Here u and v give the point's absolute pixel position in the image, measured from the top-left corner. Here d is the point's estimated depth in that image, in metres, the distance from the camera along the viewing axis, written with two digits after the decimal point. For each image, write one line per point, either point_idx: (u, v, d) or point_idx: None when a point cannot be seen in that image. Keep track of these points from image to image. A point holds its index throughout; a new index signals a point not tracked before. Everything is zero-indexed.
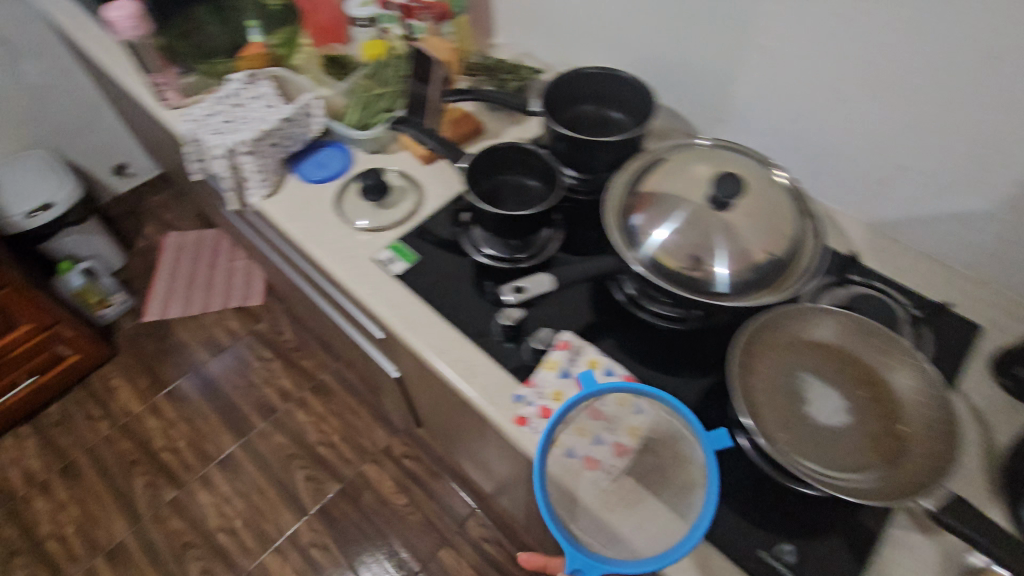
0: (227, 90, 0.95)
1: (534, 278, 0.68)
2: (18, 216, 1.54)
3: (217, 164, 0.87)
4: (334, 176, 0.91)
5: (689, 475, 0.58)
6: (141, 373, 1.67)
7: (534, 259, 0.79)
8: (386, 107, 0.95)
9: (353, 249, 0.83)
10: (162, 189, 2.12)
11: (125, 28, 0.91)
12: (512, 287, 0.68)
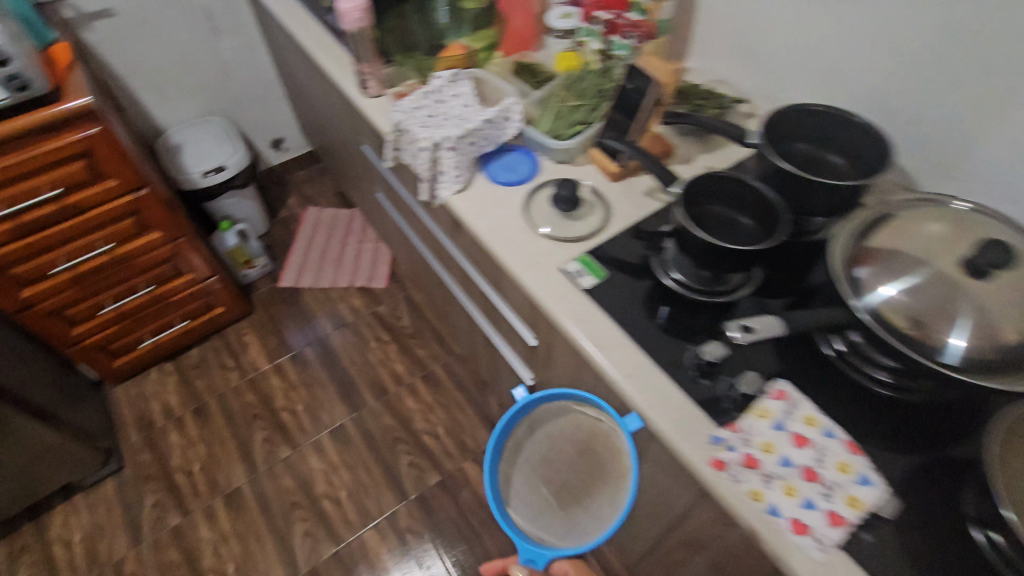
0: (431, 85, 0.98)
1: (764, 320, 0.61)
2: (195, 173, 1.70)
3: (420, 155, 0.90)
4: (523, 182, 0.92)
5: (612, 466, 0.83)
6: (271, 333, 1.79)
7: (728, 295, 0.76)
8: (581, 119, 0.94)
9: (539, 255, 0.83)
10: (307, 166, 2.26)
11: (352, 18, 0.96)
12: (739, 323, 0.60)
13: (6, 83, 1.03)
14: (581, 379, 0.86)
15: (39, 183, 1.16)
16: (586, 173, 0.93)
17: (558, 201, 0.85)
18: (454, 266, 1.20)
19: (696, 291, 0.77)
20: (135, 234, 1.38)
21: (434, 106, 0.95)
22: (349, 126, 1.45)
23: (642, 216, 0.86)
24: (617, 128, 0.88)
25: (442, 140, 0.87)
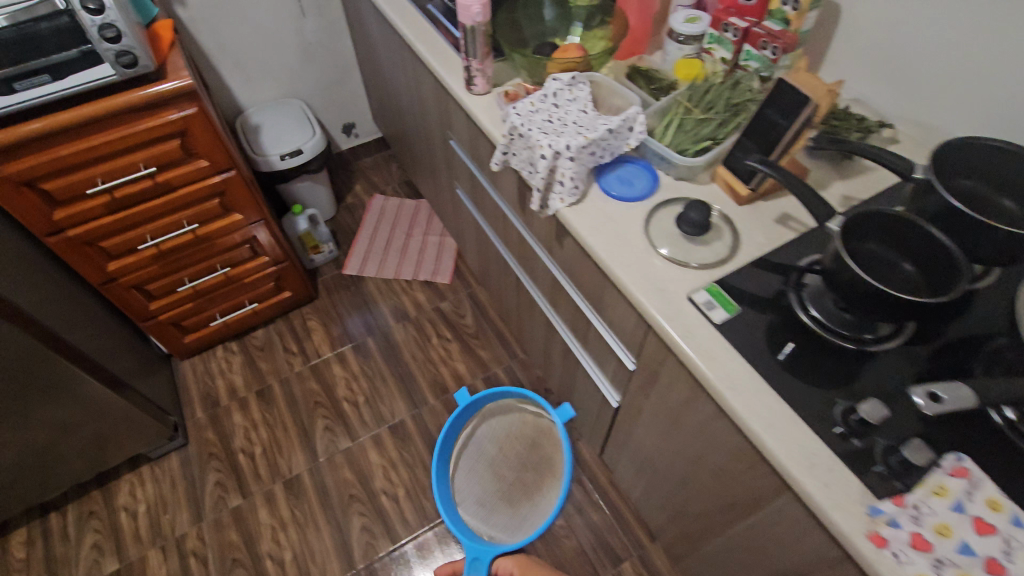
0: (548, 86, 0.92)
1: (953, 388, 0.58)
2: (274, 156, 1.70)
3: (536, 162, 0.84)
4: (642, 199, 0.86)
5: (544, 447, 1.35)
6: (335, 321, 1.78)
7: (881, 343, 0.69)
8: (710, 135, 0.87)
9: (663, 281, 0.78)
10: (375, 153, 2.24)
11: (472, 14, 0.91)
12: (926, 391, 0.57)
13: (116, 59, 1.02)
14: (693, 415, 0.81)
15: (136, 159, 1.16)
16: (711, 193, 0.87)
17: (686, 224, 0.79)
18: (543, 276, 1.15)
19: (844, 336, 0.69)
20: (218, 214, 1.37)
21: (552, 110, 0.89)
22: (435, 120, 1.41)
23: (775, 246, 0.80)
24: (754, 148, 0.81)
25: (565, 149, 0.81)
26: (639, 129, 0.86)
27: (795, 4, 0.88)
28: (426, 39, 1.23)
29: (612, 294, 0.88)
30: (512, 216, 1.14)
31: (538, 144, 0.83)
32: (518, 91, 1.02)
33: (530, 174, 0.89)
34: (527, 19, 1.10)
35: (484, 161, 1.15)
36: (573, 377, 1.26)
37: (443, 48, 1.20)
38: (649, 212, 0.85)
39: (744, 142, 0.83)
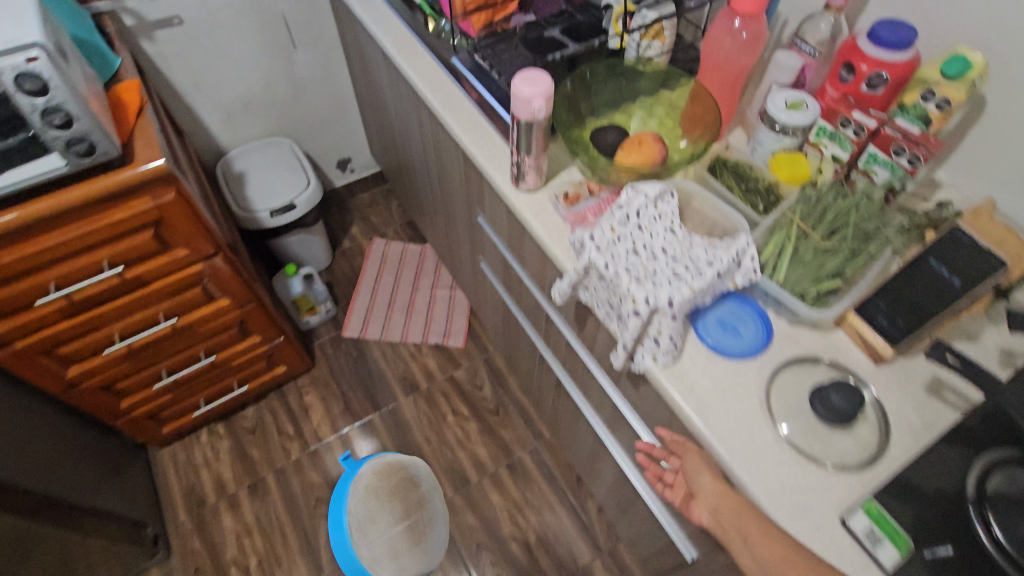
0: (627, 201, 0.73)
1: None
2: (262, 213, 1.47)
3: (625, 315, 0.66)
4: (754, 356, 0.68)
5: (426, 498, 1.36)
6: (335, 395, 1.58)
7: None
8: (834, 270, 0.69)
9: (800, 488, 0.60)
10: (374, 188, 2.01)
11: (534, 108, 0.71)
12: None
13: (66, 149, 0.80)
14: None
15: (98, 259, 0.94)
16: (839, 347, 0.69)
17: (822, 407, 0.62)
18: (599, 396, 0.97)
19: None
20: (201, 302, 1.15)
21: (637, 236, 0.70)
22: (456, 187, 1.21)
23: (935, 433, 0.63)
24: (907, 304, 0.64)
25: (668, 306, 0.63)
26: (753, 268, 0.68)
27: (942, 102, 0.70)
28: (451, 104, 1.02)
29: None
30: (563, 326, 0.95)
31: (631, 296, 0.64)
32: (581, 192, 0.83)
33: (611, 319, 0.70)
34: (583, 91, 0.89)
35: (529, 261, 0.95)
36: (626, 499, 1.09)
37: (475, 117, 0.99)
38: (766, 377, 0.67)
39: (889, 292, 0.65)
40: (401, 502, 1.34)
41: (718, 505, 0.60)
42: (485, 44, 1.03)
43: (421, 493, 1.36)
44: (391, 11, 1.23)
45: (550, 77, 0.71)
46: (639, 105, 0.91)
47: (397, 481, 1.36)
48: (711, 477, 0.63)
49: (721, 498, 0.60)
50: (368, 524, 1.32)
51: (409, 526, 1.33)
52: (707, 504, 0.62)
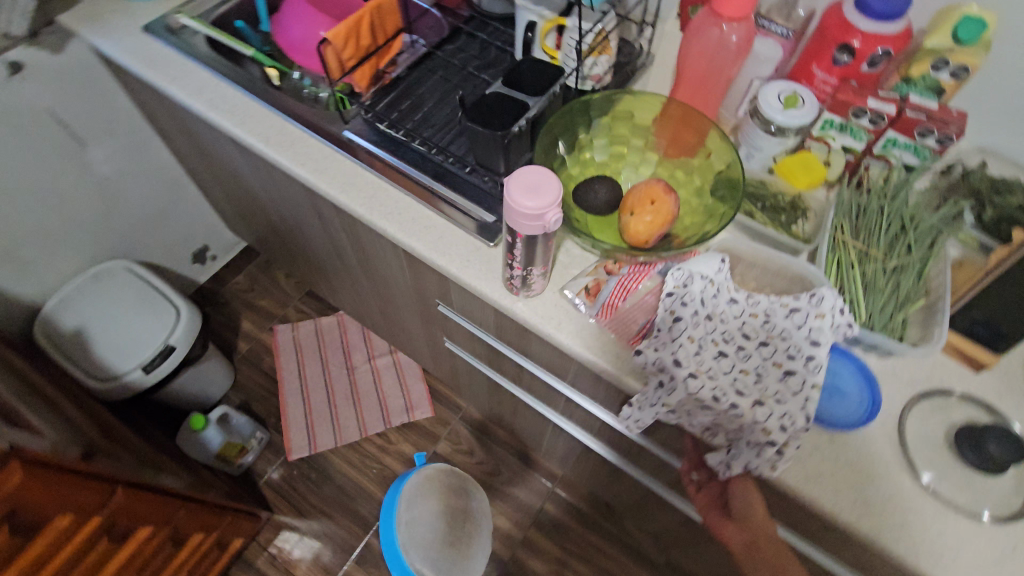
0: (683, 289, 0.58)
1: None
2: (133, 372, 1.11)
3: (753, 443, 0.54)
4: (873, 416, 0.60)
5: (469, 514, 1.31)
6: (312, 534, 1.32)
7: None
8: (909, 286, 0.63)
9: (988, 560, 0.55)
10: (247, 267, 1.64)
11: (547, 222, 0.52)
12: None
13: None
14: None
15: None
16: (937, 366, 0.63)
17: (977, 454, 0.57)
18: (658, 466, 0.86)
19: None
20: (127, 539, 0.83)
21: (713, 333, 0.57)
22: (391, 274, 0.96)
23: None
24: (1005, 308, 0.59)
25: (807, 425, 0.52)
26: (846, 323, 0.58)
27: (959, 71, 0.64)
28: (375, 200, 0.75)
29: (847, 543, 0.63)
30: (599, 411, 0.81)
31: (762, 427, 0.53)
32: (598, 277, 0.67)
33: (717, 439, 0.58)
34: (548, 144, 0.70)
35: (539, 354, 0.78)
36: (694, 534, 1.03)
37: (417, 209, 0.74)
38: (891, 431, 0.61)
39: (984, 302, 0.60)
40: (449, 503, 1.30)
41: (755, 539, 0.59)
42: (381, 106, 0.78)
43: (468, 505, 1.32)
44: (212, 74, 0.86)
45: (554, 175, 0.52)
46: (605, 137, 0.75)
47: (452, 481, 1.33)
48: (755, 511, 0.60)
49: (761, 534, 0.58)
50: (416, 511, 1.27)
51: (451, 528, 1.28)
52: (742, 532, 0.61)
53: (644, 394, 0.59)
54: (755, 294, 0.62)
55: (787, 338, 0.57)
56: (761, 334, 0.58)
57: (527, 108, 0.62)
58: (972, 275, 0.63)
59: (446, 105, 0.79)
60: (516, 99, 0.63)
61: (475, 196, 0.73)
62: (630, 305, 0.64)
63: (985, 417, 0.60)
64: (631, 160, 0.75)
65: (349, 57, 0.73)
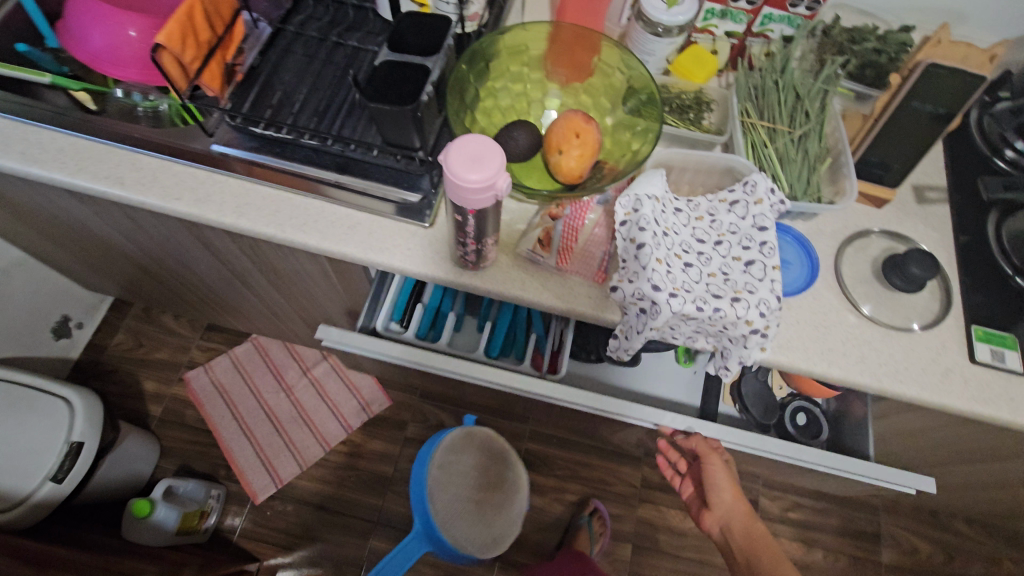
0: (635, 214, 0.58)
1: None
2: (43, 485, 0.95)
3: (737, 336, 0.58)
4: (817, 274, 0.65)
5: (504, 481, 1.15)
6: (309, 562, 1.26)
7: None
8: (818, 149, 0.69)
9: (937, 361, 0.63)
10: (124, 323, 1.43)
11: (498, 189, 0.49)
12: None
13: None
14: (953, 430, 0.76)
15: None
16: (850, 214, 0.71)
17: (899, 277, 0.64)
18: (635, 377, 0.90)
19: None
20: None
21: (675, 247, 0.59)
22: (311, 284, 0.88)
23: (950, 234, 0.71)
24: (894, 145, 0.66)
25: (779, 304, 0.57)
26: (780, 200, 0.62)
27: None
28: (280, 214, 0.67)
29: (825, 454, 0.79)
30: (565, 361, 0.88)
31: (745, 320, 0.56)
32: (545, 225, 0.65)
33: (700, 344, 0.61)
34: (454, 104, 0.65)
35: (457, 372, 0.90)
36: None
37: (332, 210, 0.68)
38: (831, 279, 0.67)
39: (877, 146, 0.67)
40: (486, 464, 1.15)
41: (731, 522, 0.79)
42: (246, 106, 0.68)
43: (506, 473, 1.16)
44: (5, 118, 0.68)
45: (493, 141, 0.48)
46: (504, 79, 0.72)
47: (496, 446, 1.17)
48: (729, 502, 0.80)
49: (735, 518, 0.79)
50: (449, 465, 1.12)
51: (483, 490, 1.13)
52: (718, 519, 0.81)
53: (627, 324, 0.61)
54: (693, 199, 0.64)
55: (736, 230, 0.61)
56: (713, 234, 0.61)
57: (429, 71, 0.56)
58: (862, 125, 0.70)
59: (323, 86, 0.70)
60: (412, 63, 0.57)
61: (389, 177, 0.67)
62: (583, 243, 0.65)
63: (900, 247, 0.69)
64: (537, 96, 0.73)
65: (192, 58, 0.61)
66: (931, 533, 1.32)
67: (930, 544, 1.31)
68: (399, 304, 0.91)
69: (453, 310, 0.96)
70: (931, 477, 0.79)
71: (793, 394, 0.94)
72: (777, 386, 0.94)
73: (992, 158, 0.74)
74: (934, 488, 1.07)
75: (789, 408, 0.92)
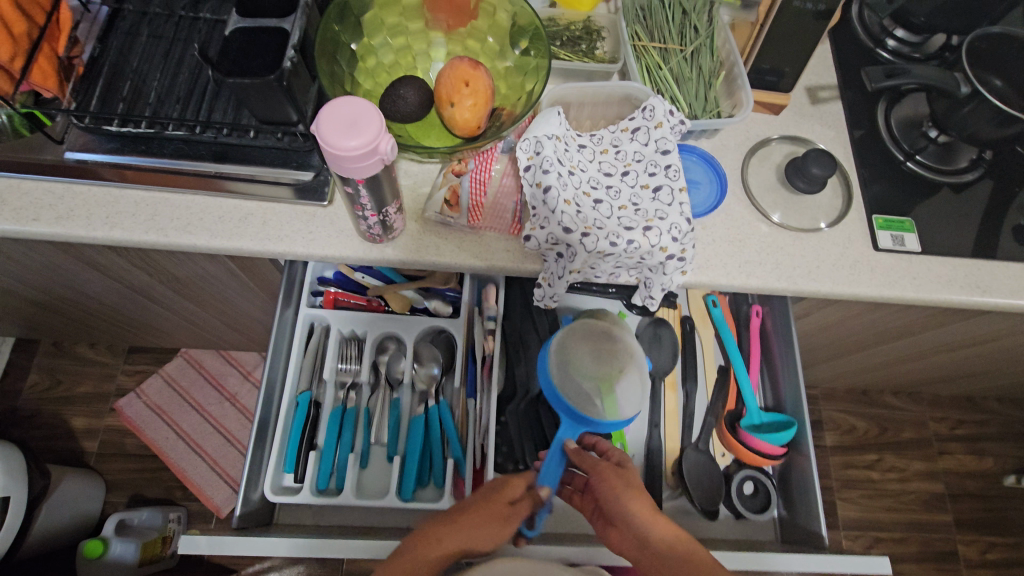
0: (537, 157, 0.56)
1: None
2: None
3: (656, 265, 0.58)
4: (725, 189, 0.66)
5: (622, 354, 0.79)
6: (288, 563, 1.24)
7: (972, 164, 0.72)
8: (710, 63, 0.69)
9: (846, 255, 0.65)
10: (36, 363, 1.32)
11: (383, 153, 0.45)
12: None
13: None
14: (870, 317, 0.81)
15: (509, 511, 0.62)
16: (750, 125, 0.71)
17: (802, 179, 0.66)
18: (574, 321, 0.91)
19: (938, 172, 0.71)
20: None
21: (582, 185, 0.57)
22: (221, 286, 0.82)
23: (845, 129, 0.73)
24: (781, 49, 0.66)
25: (691, 226, 0.57)
26: (680, 121, 0.61)
27: None
28: (157, 218, 0.61)
29: (791, 557, 0.67)
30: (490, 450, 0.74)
31: (660, 248, 0.56)
32: (450, 184, 0.62)
33: (624, 278, 0.62)
34: (326, 68, 0.60)
35: (352, 523, 0.78)
36: None
37: (218, 203, 0.63)
38: (740, 193, 0.68)
39: (767, 52, 0.67)
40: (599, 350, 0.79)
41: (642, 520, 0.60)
42: (95, 104, 0.60)
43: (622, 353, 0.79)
44: None
45: (368, 102, 0.44)
46: (382, 33, 0.67)
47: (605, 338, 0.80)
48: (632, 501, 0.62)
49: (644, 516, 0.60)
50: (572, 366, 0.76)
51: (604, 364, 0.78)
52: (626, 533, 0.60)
53: (548, 272, 0.60)
54: (595, 133, 0.62)
55: (641, 159, 0.60)
56: (619, 166, 0.60)
57: (290, 35, 0.51)
58: (750, 33, 0.68)
59: (180, 68, 0.63)
60: (267, 27, 0.52)
61: (275, 158, 0.61)
62: (493, 196, 0.63)
63: (800, 149, 0.70)
64: (422, 48, 0.68)
65: (10, 57, 0.54)
66: (866, 411, 1.44)
67: (866, 420, 1.43)
68: (290, 455, 0.75)
69: (355, 448, 0.79)
70: (886, 556, 0.67)
71: (739, 463, 0.85)
72: (720, 454, 0.85)
73: (876, 50, 0.77)
74: (863, 368, 1.15)
75: (735, 479, 0.82)
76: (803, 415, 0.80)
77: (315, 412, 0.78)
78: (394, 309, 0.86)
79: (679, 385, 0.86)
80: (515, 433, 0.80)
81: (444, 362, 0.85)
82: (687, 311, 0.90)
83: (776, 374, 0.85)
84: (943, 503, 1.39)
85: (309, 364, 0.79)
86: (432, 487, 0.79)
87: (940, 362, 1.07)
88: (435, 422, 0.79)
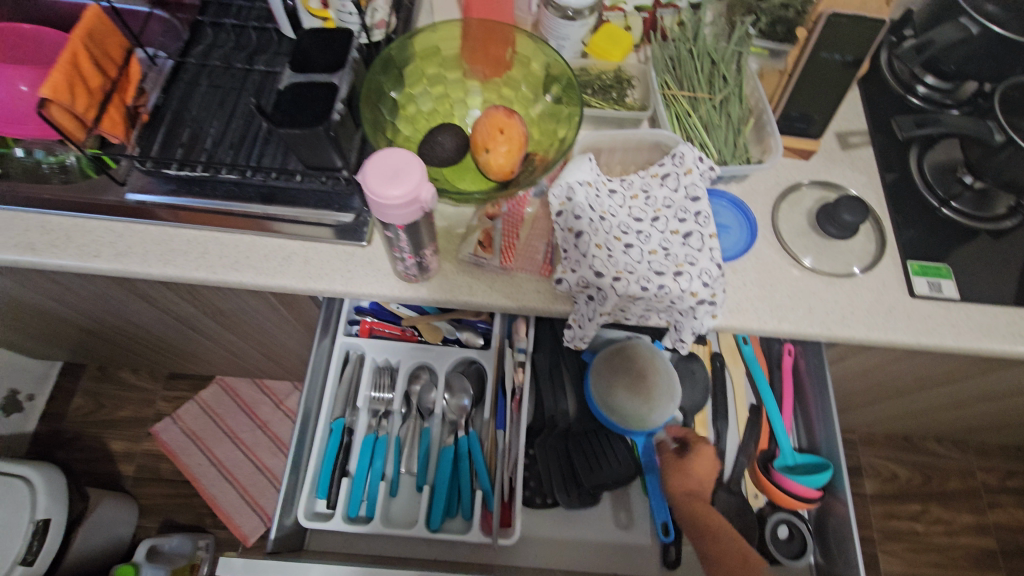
0: (569, 203, 0.58)
1: None
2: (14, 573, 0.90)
3: (687, 308, 0.58)
4: (755, 234, 0.66)
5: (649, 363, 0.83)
6: None
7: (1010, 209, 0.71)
8: (739, 111, 0.70)
9: (883, 301, 0.65)
10: (81, 387, 1.37)
11: (424, 201, 0.48)
12: None
13: None
14: (908, 363, 0.79)
15: None
16: (780, 169, 0.72)
17: (834, 226, 0.66)
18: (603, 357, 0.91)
19: (975, 218, 0.71)
20: None
21: (614, 230, 0.58)
22: (261, 319, 0.85)
23: (878, 174, 0.73)
24: (810, 97, 0.68)
25: (721, 271, 0.58)
26: (710, 167, 0.62)
27: None
28: (208, 255, 0.65)
29: None
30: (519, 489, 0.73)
31: (691, 292, 0.57)
32: (484, 227, 0.65)
33: (654, 320, 0.62)
34: (371, 117, 0.64)
35: (381, 551, 0.77)
36: None
37: (265, 242, 0.66)
38: (770, 236, 0.68)
39: (797, 100, 0.68)
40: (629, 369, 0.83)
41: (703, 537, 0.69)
42: (155, 149, 0.65)
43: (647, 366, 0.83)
44: None
45: (411, 153, 0.47)
46: (422, 84, 0.71)
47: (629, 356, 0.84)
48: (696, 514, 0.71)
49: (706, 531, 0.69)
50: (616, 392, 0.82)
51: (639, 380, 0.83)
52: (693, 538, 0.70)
53: (578, 313, 0.61)
54: (625, 178, 0.64)
55: (670, 204, 0.62)
56: (649, 212, 0.61)
57: (338, 89, 0.55)
58: (778, 82, 0.70)
59: (233, 116, 0.67)
60: (317, 81, 0.55)
61: (319, 201, 0.65)
62: (525, 239, 0.65)
63: (831, 194, 0.71)
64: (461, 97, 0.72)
65: (85, 108, 0.58)
66: (908, 458, 1.38)
67: (908, 467, 1.37)
68: (323, 480, 0.77)
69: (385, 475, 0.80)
70: None
71: (773, 504, 0.82)
72: (753, 495, 0.83)
73: (906, 97, 0.78)
74: (904, 413, 1.11)
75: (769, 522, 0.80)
76: (840, 457, 0.77)
77: (347, 440, 0.79)
78: (428, 340, 0.87)
79: (710, 423, 0.85)
80: (543, 467, 0.80)
81: (474, 393, 0.85)
82: (717, 348, 0.89)
83: (811, 415, 0.83)
84: (995, 560, 1.31)
85: (343, 391, 0.81)
86: (460, 519, 0.79)
87: (985, 410, 1.03)
88: (464, 454, 0.80)
